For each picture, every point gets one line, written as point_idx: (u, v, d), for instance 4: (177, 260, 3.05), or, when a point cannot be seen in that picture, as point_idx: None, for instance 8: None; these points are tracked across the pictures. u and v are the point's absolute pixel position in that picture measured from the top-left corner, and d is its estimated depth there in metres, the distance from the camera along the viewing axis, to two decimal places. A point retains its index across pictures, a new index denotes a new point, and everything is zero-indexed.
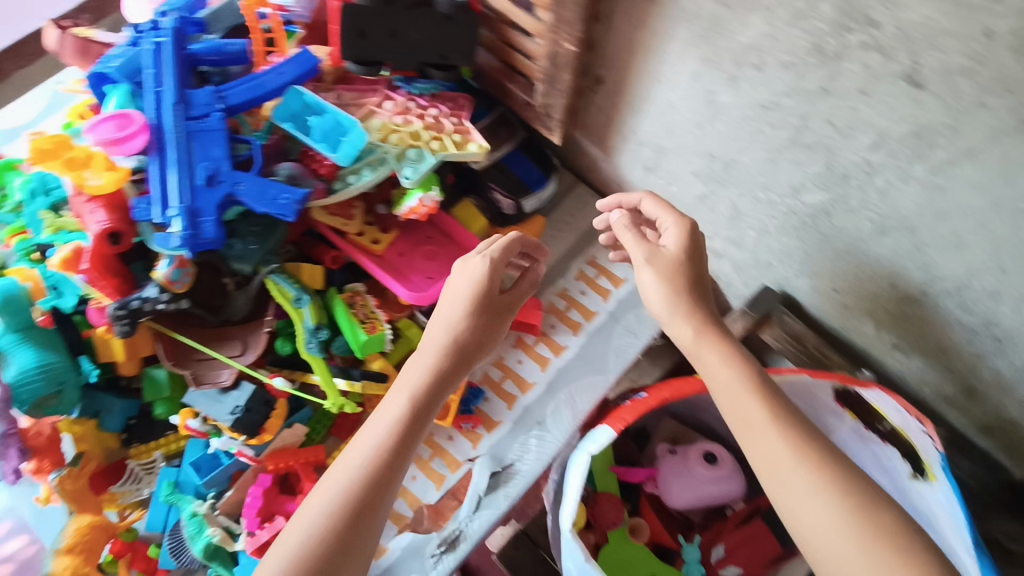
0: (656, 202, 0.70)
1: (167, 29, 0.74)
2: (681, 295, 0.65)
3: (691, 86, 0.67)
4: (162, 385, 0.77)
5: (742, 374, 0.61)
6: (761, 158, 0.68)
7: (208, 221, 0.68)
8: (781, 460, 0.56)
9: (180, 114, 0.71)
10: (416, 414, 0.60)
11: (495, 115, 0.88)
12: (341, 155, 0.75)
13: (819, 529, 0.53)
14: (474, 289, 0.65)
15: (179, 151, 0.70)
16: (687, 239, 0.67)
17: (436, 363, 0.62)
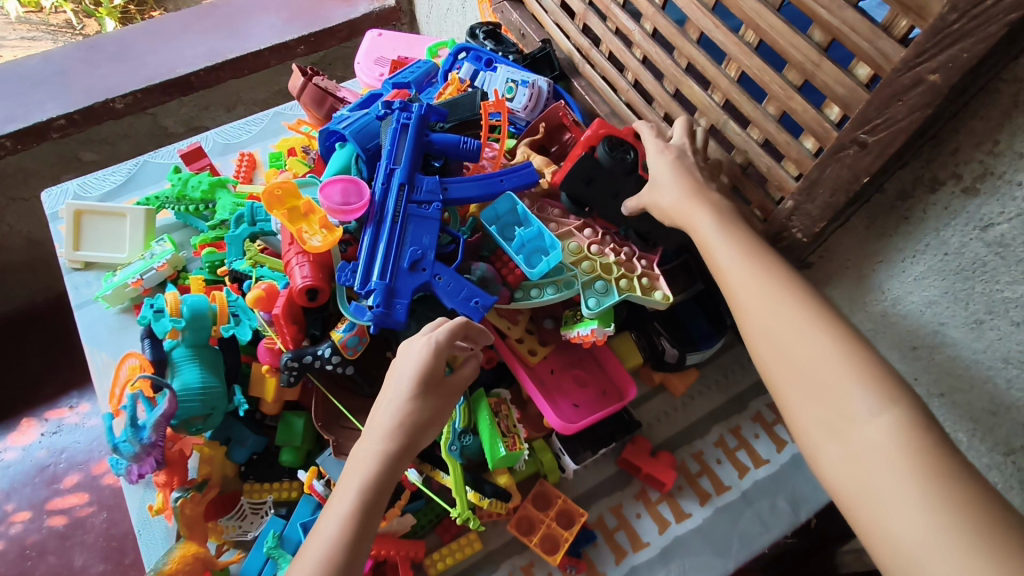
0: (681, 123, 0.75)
1: (414, 113, 0.79)
2: (685, 176, 0.70)
3: (918, 310, 0.65)
4: (297, 434, 0.78)
5: (719, 223, 0.64)
6: (979, 405, 0.64)
7: (402, 303, 0.70)
8: (742, 288, 0.59)
9: (405, 196, 0.75)
10: (371, 489, 0.57)
11: (679, 261, 0.86)
12: (534, 271, 0.76)
13: (774, 336, 0.55)
14: (416, 375, 0.63)
15: (395, 230, 0.73)
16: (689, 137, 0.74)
17: (388, 444, 0.59)
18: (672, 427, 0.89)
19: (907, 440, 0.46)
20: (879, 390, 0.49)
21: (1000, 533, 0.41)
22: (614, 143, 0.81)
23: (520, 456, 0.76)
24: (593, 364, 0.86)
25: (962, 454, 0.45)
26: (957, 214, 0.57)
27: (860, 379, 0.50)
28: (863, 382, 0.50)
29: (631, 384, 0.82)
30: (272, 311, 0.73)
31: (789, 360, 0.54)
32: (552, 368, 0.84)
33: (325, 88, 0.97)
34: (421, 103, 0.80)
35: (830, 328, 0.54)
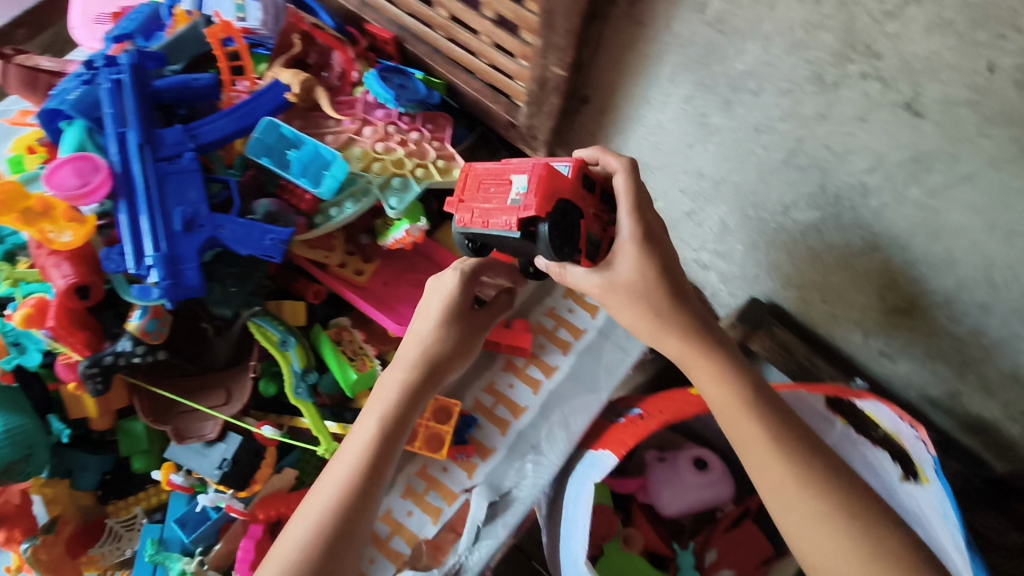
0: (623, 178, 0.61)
1: (125, 66, 0.69)
2: (669, 320, 0.58)
3: (681, 108, 0.67)
4: (141, 438, 0.73)
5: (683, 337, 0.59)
6: (753, 178, 0.68)
7: (190, 267, 0.64)
8: (743, 436, 0.56)
9: (149, 157, 0.66)
10: (390, 424, 0.60)
11: (475, 136, 0.86)
12: (324, 190, 0.72)
13: (750, 441, 0.55)
14: (443, 309, 0.64)
15: (152, 196, 0.65)
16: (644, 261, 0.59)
17: (404, 381, 0.61)
18: (521, 295, 0.91)
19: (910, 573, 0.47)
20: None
21: None
22: (562, 219, 0.57)
23: (375, 372, 0.76)
24: (426, 262, 0.84)
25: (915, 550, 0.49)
26: (677, 4, 0.57)
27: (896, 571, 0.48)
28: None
29: None
30: (48, 325, 0.64)
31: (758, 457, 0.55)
32: (384, 281, 0.82)
33: (31, 64, 0.83)
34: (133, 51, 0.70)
35: (845, 509, 0.51)
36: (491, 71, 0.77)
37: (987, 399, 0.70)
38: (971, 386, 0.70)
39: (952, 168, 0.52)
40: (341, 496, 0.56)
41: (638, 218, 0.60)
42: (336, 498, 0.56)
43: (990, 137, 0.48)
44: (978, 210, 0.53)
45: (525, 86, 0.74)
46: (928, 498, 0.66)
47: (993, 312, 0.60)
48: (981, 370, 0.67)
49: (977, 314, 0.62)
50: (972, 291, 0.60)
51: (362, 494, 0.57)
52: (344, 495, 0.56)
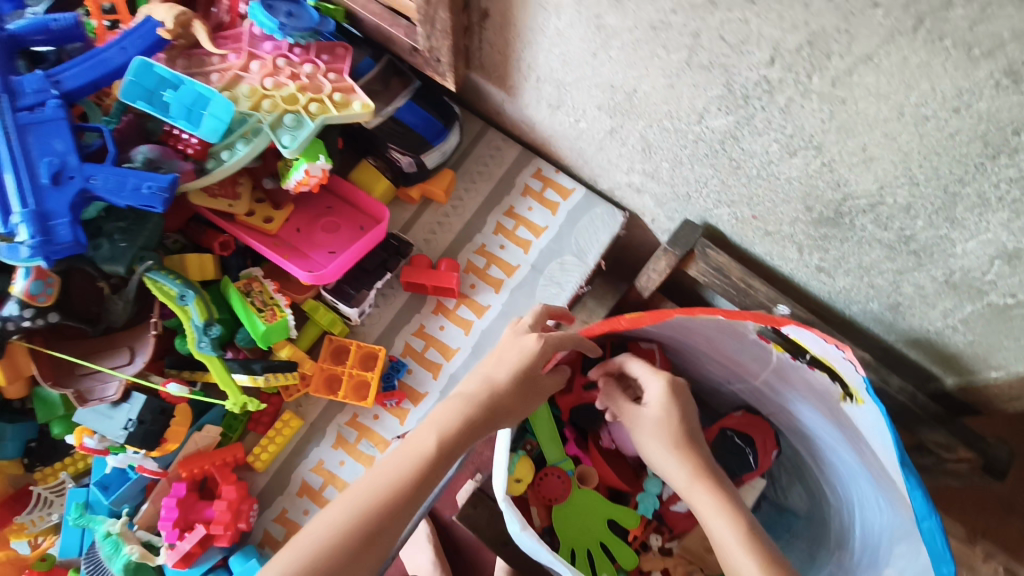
0: (640, 364, 0.69)
1: None
2: (684, 450, 0.63)
3: (577, 12, 0.61)
4: (56, 403, 0.72)
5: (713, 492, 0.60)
6: (661, 85, 0.62)
7: (61, 224, 0.61)
8: (732, 554, 0.56)
9: (7, 106, 0.62)
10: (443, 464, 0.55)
11: (383, 64, 0.80)
12: (205, 130, 0.68)
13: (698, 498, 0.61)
14: (516, 364, 0.61)
15: (12, 147, 0.61)
16: (671, 395, 0.66)
17: (448, 425, 0.56)
18: (449, 235, 0.86)
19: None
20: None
21: None
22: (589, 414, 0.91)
23: (287, 323, 0.73)
24: (341, 205, 0.81)
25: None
26: None
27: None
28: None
29: (382, 208, 0.80)
30: None
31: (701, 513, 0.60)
32: (297, 227, 0.79)
33: None
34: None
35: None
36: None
37: (928, 310, 0.65)
38: (909, 296, 0.65)
39: (850, 48, 0.46)
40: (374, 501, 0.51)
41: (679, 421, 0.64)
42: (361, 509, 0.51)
43: (882, 7, 0.42)
44: (881, 94, 0.48)
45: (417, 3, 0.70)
46: (866, 420, 0.59)
47: (918, 212, 0.55)
48: (914, 277, 0.62)
49: (903, 217, 0.57)
50: (893, 190, 0.55)
51: (396, 512, 0.51)
52: (380, 506, 0.51)
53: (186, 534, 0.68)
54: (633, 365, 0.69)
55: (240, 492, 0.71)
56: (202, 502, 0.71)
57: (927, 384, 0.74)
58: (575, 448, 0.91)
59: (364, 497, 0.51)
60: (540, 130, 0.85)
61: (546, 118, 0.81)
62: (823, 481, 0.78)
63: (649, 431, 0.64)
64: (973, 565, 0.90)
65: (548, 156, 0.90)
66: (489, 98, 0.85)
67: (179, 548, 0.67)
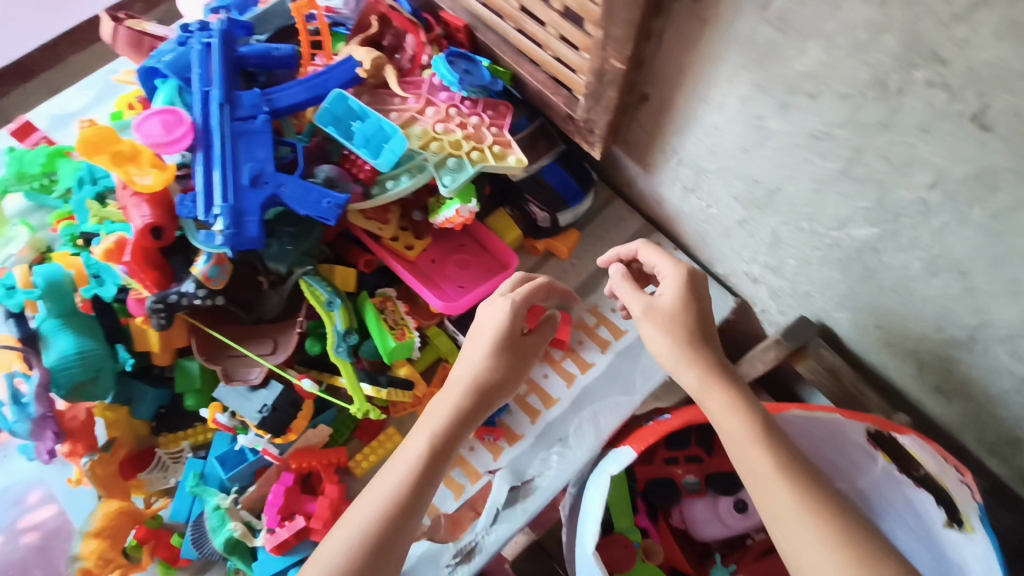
0: (653, 252, 0.69)
1: (217, 30, 0.75)
2: (697, 355, 0.61)
3: (739, 111, 0.66)
4: (195, 376, 0.79)
5: (748, 421, 0.58)
6: (807, 189, 0.66)
7: (253, 220, 0.70)
8: (789, 522, 0.51)
9: (227, 115, 0.72)
10: (438, 462, 0.58)
11: (535, 125, 0.88)
12: (382, 161, 0.75)
13: (716, 410, 0.59)
14: (496, 338, 0.64)
15: (225, 149, 0.71)
16: (686, 288, 0.64)
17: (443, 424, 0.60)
18: (564, 289, 0.91)
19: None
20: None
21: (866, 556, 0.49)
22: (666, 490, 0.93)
23: (412, 344, 0.78)
24: (474, 246, 0.87)
25: (854, 518, 0.51)
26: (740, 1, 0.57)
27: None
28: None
29: (511, 254, 0.85)
30: (124, 261, 0.71)
31: (722, 427, 0.59)
32: (433, 257, 0.85)
33: (139, 28, 0.91)
34: (224, 19, 0.77)
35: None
36: (553, 63, 0.80)
37: None
38: None
39: (1020, 188, 0.49)
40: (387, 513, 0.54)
41: (683, 293, 0.64)
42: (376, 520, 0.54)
43: None
44: None
45: (586, 79, 0.76)
46: (971, 552, 0.64)
47: None
48: None
49: None
50: None
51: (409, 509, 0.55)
52: (390, 514, 0.54)
53: (286, 523, 0.73)
54: (644, 253, 0.70)
55: (341, 493, 0.76)
56: (304, 496, 0.75)
57: None
58: (645, 520, 0.90)
59: (380, 504, 0.55)
60: (668, 208, 0.89)
61: (677, 198, 0.85)
62: None
63: (656, 310, 0.63)
64: None
65: (669, 233, 0.94)
66: (625, 170, 0.91)
67: (278, 534, 0.72)
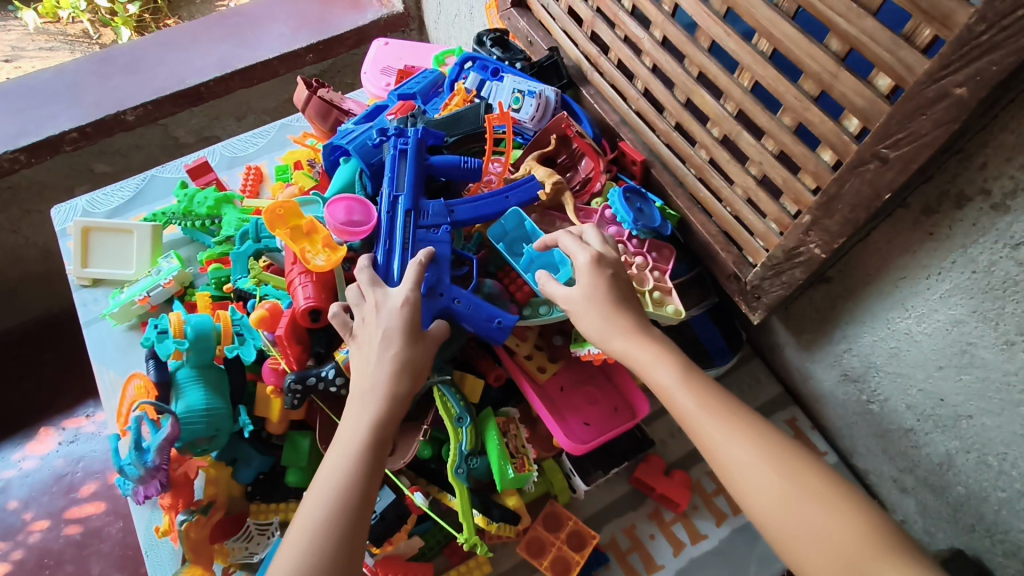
0: (572, 235, 0.71)
1: (410, 137, 0.78)
2: (616, 318, 0.65)
3: (946, 329, 0.61)
4: (302, 454, 0.78)
5: (673, 367, 0.61)
6: (1011, 430, 0.60)
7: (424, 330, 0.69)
8: (728, 441, 0.55)
9: (412, 222, 0.73)
10: (396, 399, 0.60)
11: (693, 274, 0.85)
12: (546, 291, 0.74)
13: (644, 366, 0.62)
14: (399, 331, 0.63)
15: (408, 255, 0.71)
16: (601, 257, 0.68)
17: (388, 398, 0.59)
18: (685, 444, 0.86)
19: (885, 543, 0.48)
20: (906, 561, 0.47)
21: (819, 486, 0.52)
22: None
23: (530, 478, 0.74)
24: (605, 382, 0.83)
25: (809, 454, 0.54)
26: (986, 231, 0.54)
27: (875, 547, 0.48)
28: (884, 547, 0.48)
29: (643, 402, 0.80)
30: (276, 331, 0.73)
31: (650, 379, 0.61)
32: (561, 385, 0.81)
33: (330, 100, 0.97)
34: (418, 128, 0.80)
35: (838, 491, 0.52)
36: (731, 220, 0.78)
37: None
38: None
39: None
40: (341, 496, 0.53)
41: (597, 259, 0.68)
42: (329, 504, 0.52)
43: None
44: None
45: (768, 248, 0.74)
46: None
47: None
48: None
49: None
50: None
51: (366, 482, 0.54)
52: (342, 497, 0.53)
53: None
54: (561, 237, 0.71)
55: None
56: None
57: None
58: None
59: (348, 453, 0.55)
60: (814, 388, 0.84)
61: (832, 382, 0.80)
62: None
63: (597, 278, 0.67)
64: None
65: (805, 409, 0.88)
66: (772, 335, 0.87)
67: None
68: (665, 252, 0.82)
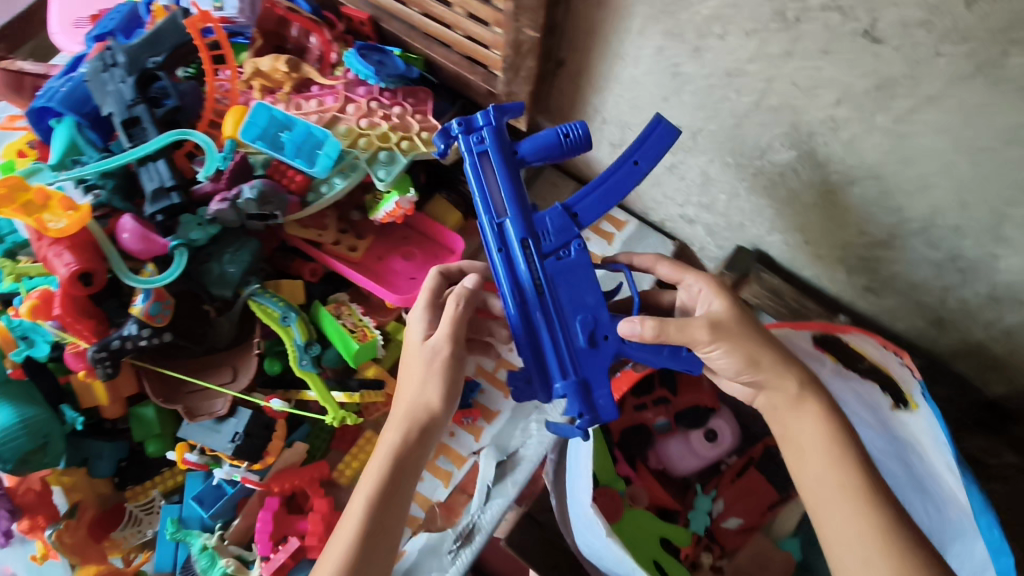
0: (673, 266, 0.65)
1: (487, 133, 0.59)
2: (761, 353, 0.57)
3: (655, 61, 0.69)
4: (152, 422, 0.75)
5: (826, 426, 0.56)
6: (728, 124, 0.70)
7: (603, 394, 0.57)
8: (846, 548, 0.51)
9: (534, 255, 0.57)
10: (407, 447, 0.55)
11: (457, 107, 0.88)
12: (319, 169, 0.75)
13: (799, 438, 0.56)
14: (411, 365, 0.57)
15: (549, 310, 0.57)
16: (725, 298, 0.58)
17: (390, 441, 0.55)
18: None
19: None
20: None
21: None
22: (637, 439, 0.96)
23: (376, 343, 0.78)
24: (417, 236, 0.87)
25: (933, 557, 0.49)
26: None
27: None
28: None
29: (456, 239, 0.85)
30: (54, 315, 0.67)
31: (796, 450, 0.57)
32: (379, 255, 0.84)
33: (15, 67, 0.86)
34: (489, 110, 0.59)
35: None
36: (466, 42, 0.79)
37: (971, 323, 0.72)
38: (954, 311, 0.72)
39: (915, 91, 0.54)
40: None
41: (725, 300, 0.58)
42: None
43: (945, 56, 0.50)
44: (943, 130, 0.55)
45: (501, 54, 0.77)
46: (920, 425, 0.70)
47: (967, 233, 0.63)
48: (960, 293, 0.69)
49: (953, 237, 0.64)
50: (946, 213, 0.62)
51: (372, 546, 0.53)
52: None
53: (280, 547, 0.71)
54: (638, 259, 0.69)
55: (330, 505, 0.75)
56: (294, 516, 0.74)
57: (970, 395, 0.79)
58: (626, 468, 0.93)
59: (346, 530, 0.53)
60: (599, 168, 0.92)
61: (606, 155, 0.88)
62: None
63: (733, 312, 0.57)
64: None
65: None
66: None
67: (273, 560, 0.70)
68: (420, 96, 0.83)
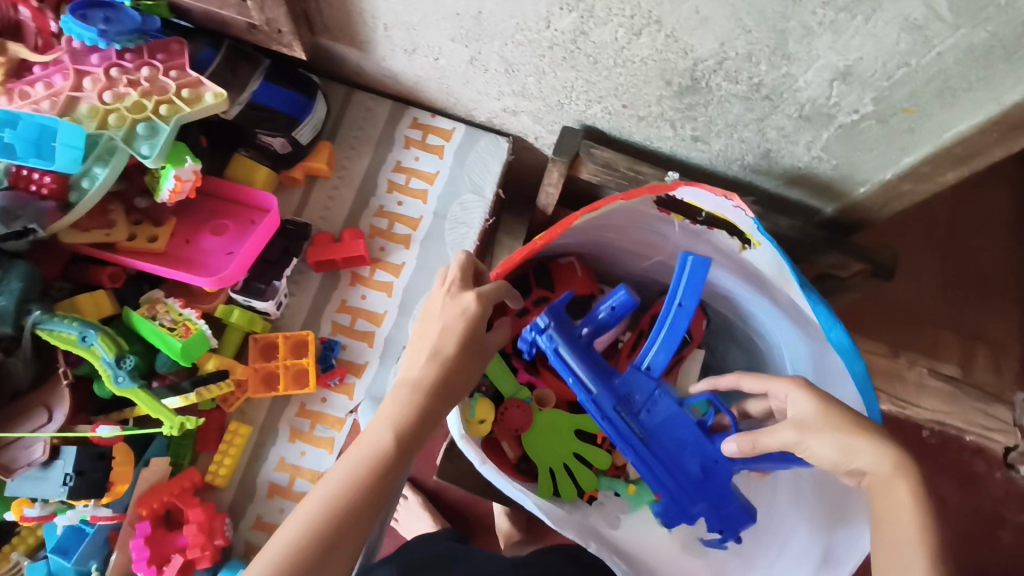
0: (755, 378, 0.60)
1: (551, 335, 0.68)
2: (829, 422, 0.49)
3: None
4: None
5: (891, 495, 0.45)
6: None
7: (731, 505, 0.68)
8: None
9: (630, 418, 0.67)
10: (433, 393, 0.53)
11: (224, 50, 0.74)
12: (63, 164, 0.64)
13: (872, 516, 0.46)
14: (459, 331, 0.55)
15: (661, 458, 0.67)
16: (807, 391, 0.53)
17: (421, 378, 0.53)
18: (343, 205, 0.85)
19: None
20: None
21: None
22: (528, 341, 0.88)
23: (204, 334, 0.71)
24: (226, 205, 0.78)
25: None
26: None
27: None
28: None
29: (268, 197, 0.77)
30: None
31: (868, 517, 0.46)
32: (186, 238, 0.75)
33: None
34: (543, 314, 0.68)
35: None
36: None
37: (793, 148, 0.71)
38: (775, 140, 0.70)
39: None
40: (334, 506, 0.46)
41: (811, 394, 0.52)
42: (321, 517, 0.45)
43: None
44: None
45: None
46: (764, 258, 0.66)
47: (758, 59, 0.59)
48: (775, 121, 0.67)
49: (748, 66, 0.61)
50: (733, 43, 0.58)
51: (379, 485, 0.48)
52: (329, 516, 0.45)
53: (165, 568, 0.68)
54: (723, 381, 0.66)
55: (209, 511, 0.71)
56: (172, 533, 0.70)
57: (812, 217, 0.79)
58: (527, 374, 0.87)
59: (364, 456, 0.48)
60: (404, 79, 0.84)
61: (405, 63, 0.80)
62: (751, 333, 0.81)
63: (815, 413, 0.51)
64: (900, 376, 1.06)
65: (420, 104, 0.89)
66: (343, 59, 0.83)
67: None
68: (174, 49, 0.71)
